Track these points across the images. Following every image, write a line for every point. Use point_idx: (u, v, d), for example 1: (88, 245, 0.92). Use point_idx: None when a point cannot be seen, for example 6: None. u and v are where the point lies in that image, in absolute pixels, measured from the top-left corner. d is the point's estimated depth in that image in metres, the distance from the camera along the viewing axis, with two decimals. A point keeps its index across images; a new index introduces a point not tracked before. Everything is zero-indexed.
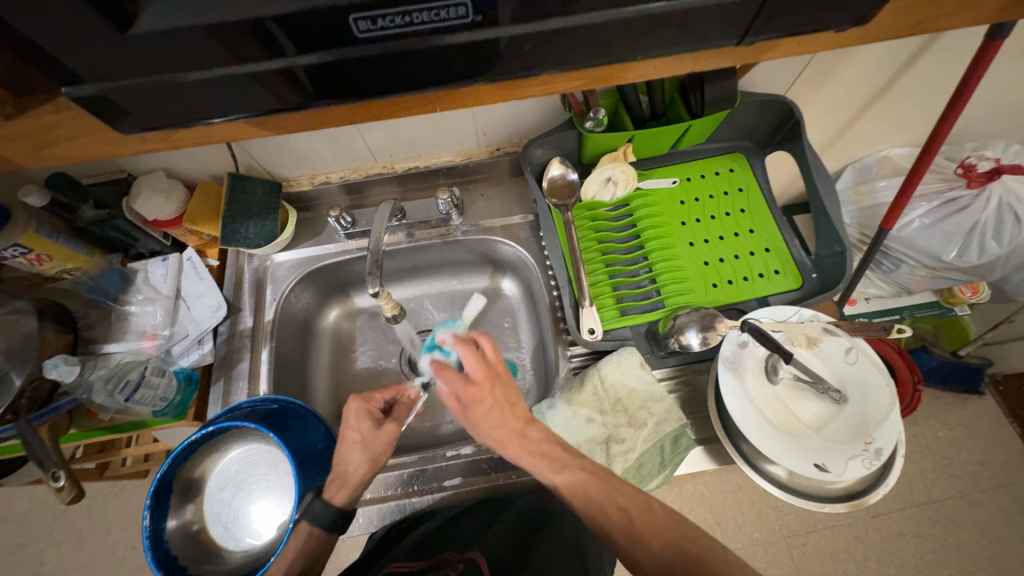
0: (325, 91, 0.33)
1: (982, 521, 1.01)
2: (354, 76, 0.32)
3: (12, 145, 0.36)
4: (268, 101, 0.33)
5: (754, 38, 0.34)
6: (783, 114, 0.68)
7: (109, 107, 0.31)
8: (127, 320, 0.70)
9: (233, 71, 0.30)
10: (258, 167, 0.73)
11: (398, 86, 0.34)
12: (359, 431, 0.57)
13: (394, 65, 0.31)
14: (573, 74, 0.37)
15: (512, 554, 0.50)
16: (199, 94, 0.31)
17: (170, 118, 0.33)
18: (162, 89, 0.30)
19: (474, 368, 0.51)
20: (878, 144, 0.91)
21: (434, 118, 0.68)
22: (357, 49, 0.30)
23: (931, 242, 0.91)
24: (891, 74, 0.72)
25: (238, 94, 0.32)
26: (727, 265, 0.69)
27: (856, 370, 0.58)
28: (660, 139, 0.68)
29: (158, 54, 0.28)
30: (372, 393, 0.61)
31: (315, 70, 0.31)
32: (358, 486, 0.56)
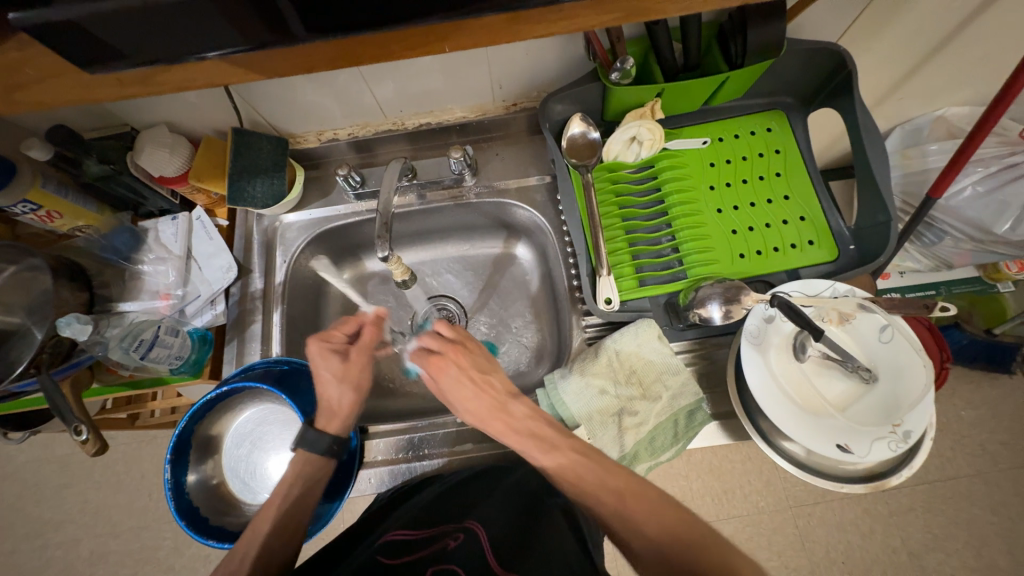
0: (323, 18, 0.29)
1: (997, 499, 0.99)
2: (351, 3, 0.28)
3: None
4: (258, 30, 0.30)
5: None
6: (834, 65, 0.61)
7: (85, 40, 0.28)
8: (140, 278, 0.69)
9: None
10: (263, 123, 0.70)
11: (409, 12, 0.30)
12: (328, 372, 0.57)
13: None
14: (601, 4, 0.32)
15: (517, 523, 0.50)
16: (176, 21, 0.28)
17: (148, 51, 0.30)
18: (135, 14, 0.27)
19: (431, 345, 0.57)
20: (933, 103, 0.83)
21: (445, 70, 0.64)
22: None
23: (982, 212, 0.84)
24: (959, 21, 0.64)
25: (226, 21, 0.29)
26: (757, 234, 0.64)
27: (890, 349, 0.54)
28: (693, 94, 0.62)
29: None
30: (329, 330, 0.59)
31: None
32: (343, 413, 0.58)
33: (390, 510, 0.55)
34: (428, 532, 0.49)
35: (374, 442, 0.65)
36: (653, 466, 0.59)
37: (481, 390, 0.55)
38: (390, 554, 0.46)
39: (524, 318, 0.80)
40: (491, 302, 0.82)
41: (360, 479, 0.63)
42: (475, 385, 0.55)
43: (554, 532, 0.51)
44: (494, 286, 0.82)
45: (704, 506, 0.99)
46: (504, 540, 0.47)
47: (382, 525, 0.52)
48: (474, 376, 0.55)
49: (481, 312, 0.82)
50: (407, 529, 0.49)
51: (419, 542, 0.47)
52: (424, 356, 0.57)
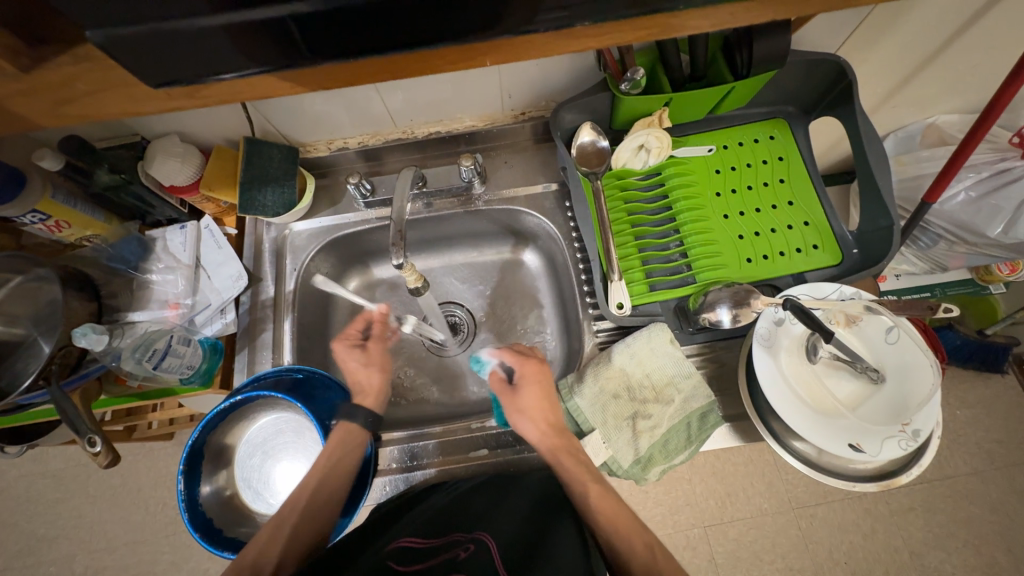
0: (368, 28, 0.31)
1: (994, 497, 1.01)
2: (394, 21, 0.31)
3: (32, 102, 0.36)
4: (304, 46, 0.32)
5: None
6: (834, 75, 0.63)
7: (137, 54, 0.30)
8: (149, 288, 0.69)
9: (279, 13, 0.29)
10: (274, 132, 0.71)
11: (449, 22, 0.32)
12: (353, 358, 0.66)
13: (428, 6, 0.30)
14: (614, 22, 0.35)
15: (525, 534, 0.51)
16: (223, 38, 0.30)
17: (198, 65, 0.32)
18: (199, 34, 0.30)
19: (524, 364, 0.63)
20: (925, 110, 0.86)
21: (456, 80, 0.65)
22: None
23: (975, 216, 0.86)
24: (951, 33, 0.66)
25: (278, 39, 0.31)
26: (763, 239, 0.66)
27: (897, 349, 0.55)
28: (699, 103, 0.64)
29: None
30: (348, 328, 0.68)
31: (344, 14, 0.30)
32: (374, 394, 0.65)
33: (397, 516, 0.55)
34: (437, 541, 0.49)
35: (387, 450, 0.65)
36: (668, 469, 0.60)
37: (551, 402, 0.61)
38: (401, 561, 0.46)
39: (533, 323, 0.80)
40: (500, 308, 0.82)
41: (375, 487, 0.63)
42: (547, 394, 0.61)
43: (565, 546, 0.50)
44: (503, 292, 0.83)
45: (709, 509, 1.00)
46: (513, 552, 0.48)
47: (390, 530, 0.52)
48: (549, 387, 0.62)
49: (490, 319, 0.82)
50: (416, 535, 0.49)
51: (430, 550, 0.47)
52: (513, 356, 0.65)
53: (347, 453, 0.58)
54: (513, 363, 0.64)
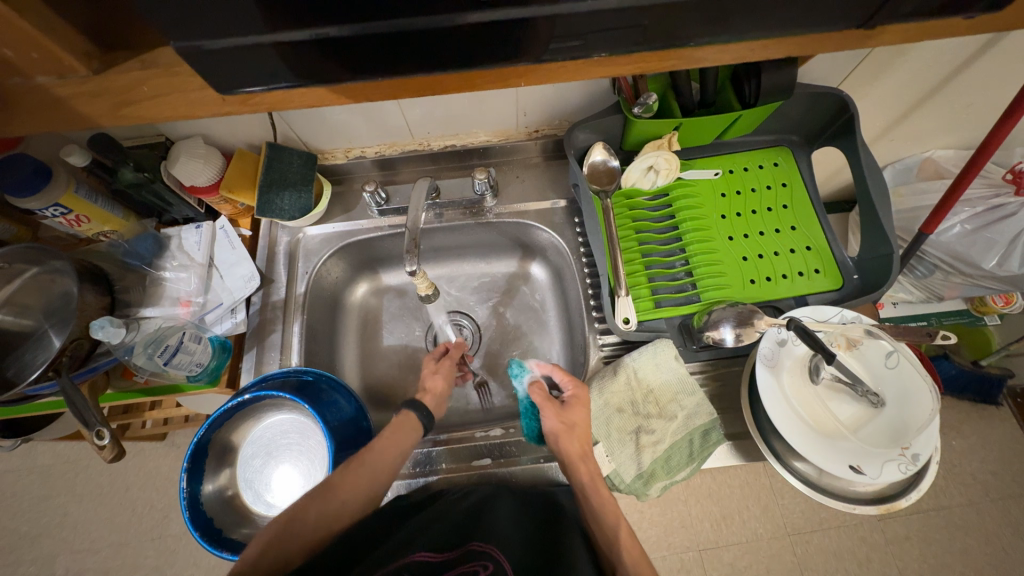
0: (408, 51, 0.33)
1: (988, 529, 1.01)
2: (436, 46, 0.33)
3: (95, 103, 0.38)
4: (348, 65, 0.34)
5: (805, 28, 0.35)
6: (837, 108, 0.66)
7: (204, 64, 0.32)
8: (161, 285, 0.70)
9: (331, 33, 0.31)
10: (294, 138, 0.73)
11: (484, 50, 0.34)
12: (429, 367, 0.69)
13: (470, 33, 0.32)
14: (634, 56, 0.37)
15: (533, 557, 0.51)
16: (282, 54, 0.32)
17: (249, 79, 0.34)
18: (254, 51, 0.32)
19: (573, 383, 0.63)
20: (921, 145, 0.89)
21: (474, 96, 0.67)
22: (443, 18, 0.31)
23: (970, 249, 0.88)
24: (947, 74, 0.70)
25: (326, 58, 0.33)
26: (766, 262, 0.67)
27: (896, 374, 0.56)
28: (707, 128, 0.66)
29: (252, 7, 0.29)
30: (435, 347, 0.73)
31: (394, 37, 0.32)
32: (435, 405, 0.65)
33: (399, 522, 0.55)
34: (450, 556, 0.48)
35: None
36: (670, 485, 0.60)
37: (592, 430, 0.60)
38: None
39: (537, 336, 0.81)
40: (505, 320, 0.83)
41: None
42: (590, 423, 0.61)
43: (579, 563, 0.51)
44: (509, 303, 0.84)
45: (703, 532, 0.99)
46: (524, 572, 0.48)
47: (392, 539, 0.51)
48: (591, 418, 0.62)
49: (494, 330, 0.83)
50: (433, 550, 0.48)
51: (446, 564, 0.47)
52: (559, 374, 0.64)
53: (403, 438, 0.58)
54: (560, 378, 0.63)
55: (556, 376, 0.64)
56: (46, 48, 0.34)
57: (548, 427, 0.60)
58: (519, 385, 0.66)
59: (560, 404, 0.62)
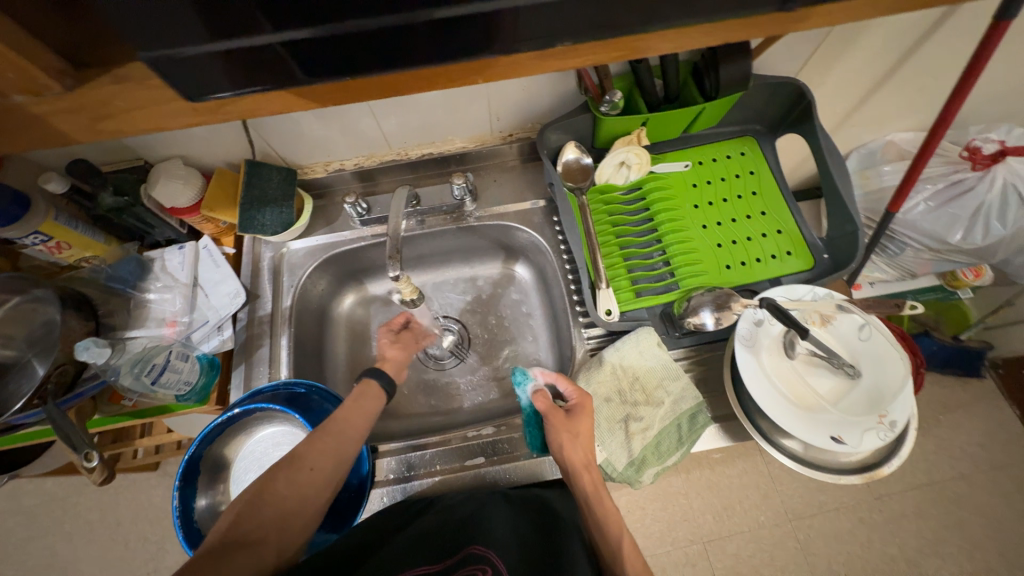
0: (377, 51, 0.35)
1: (981, 500, 1.03)
2: (393, 43, 0.35)
3: (73, 119, 0.39)
4: (320, 66, 0.36)
5: (748, 11, 0.37)
6: (795, 97, 0.69)
7: (174, 72, 0.34)
8: (146, 307, 0.70)
9: (303, 36, 0.33)
10: (274, 155, 0.74)
11: (450, 46, 0.36)
12: (387, 338, 0.68)
13: (425, 31, 0.35)
14: (600, 45, 0.38)
15: (529, 555, 0.52)
16: (244, 58, 0.34)
17: (218, 86, 0.36)
18: (230, 55, 0.34)
19: (579, 393, 0.62)
20: (881, 129, 0.93)
21: (448, 105, 0.69)
22: (398, 16, 0.33)
23: (935, 225, 0.92)
24: (897, 58, 0.73)
25: (297, 59, 0.35)
26: (740, 247, 0.70)
27: (869, 346, 0.58)
28: (674, 122, 0.69)
29: (227, 13, 0.31)
30: (391, 318, 0.71)
31: (354, 37, 0.34)
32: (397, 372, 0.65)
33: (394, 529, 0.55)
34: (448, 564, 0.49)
35: (384, 461, 0.65)
36: (662, 470, 0.61)
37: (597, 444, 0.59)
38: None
39: (526, 335, 0.82)
40: (492, 322, 0.84)
41: (372, 499, 0.63)
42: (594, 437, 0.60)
43: (581, 564, 0.52)
44: (496, 304, 0.85)
45: (706, 524, 1.00)
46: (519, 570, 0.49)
47: (386, 546, 0.51)
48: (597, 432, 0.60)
49: (482, 332, 0.84)
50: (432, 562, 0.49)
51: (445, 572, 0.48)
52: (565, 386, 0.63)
53: (367, 404, 0.58)
54: (566, 388, 0.63)
55: (562, 386, 0.63)
56: (24, 70, 0.34)
57: (552, 433, 0.59)
58: (523, 392, 0.64)
59: (565, 412, 0.61)
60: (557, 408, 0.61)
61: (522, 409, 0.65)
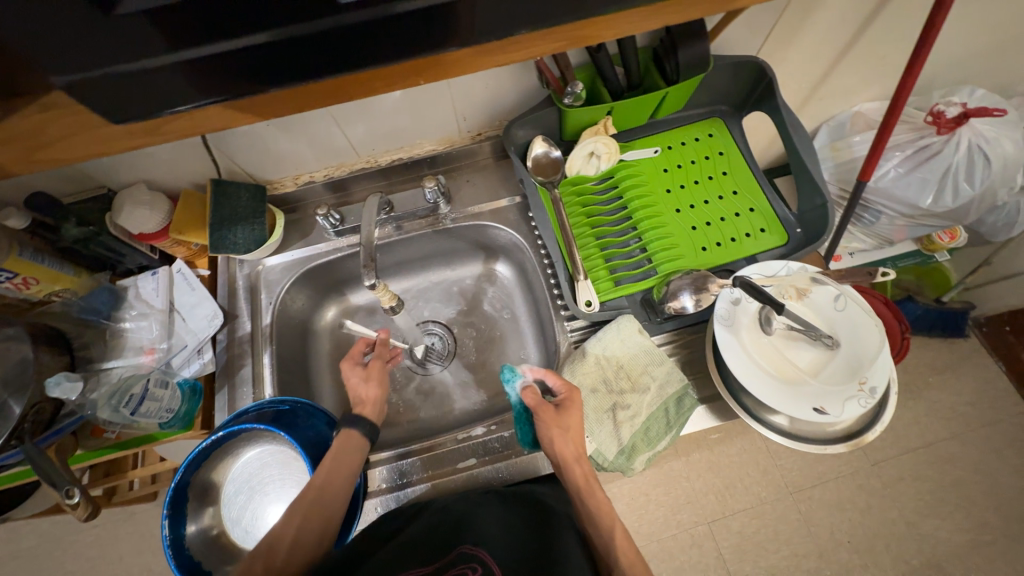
0: (330, 60, 0.34)
1: (975, 457, 1.06)
2: (329, 47, 0.33)
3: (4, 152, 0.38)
4: (269, 77, 0.34)
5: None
6: (756, 75, 0.69)
7: (95, 98, 0.32)
8: (123, 336, 0.69)
9: (242, 46, 0.31)
10: (240, 172, 0.73)
11: (405, 46, 0.34)
12: (357, 375, 0.66)
13: (362, 35, 0.32)
14: (571, 27, 0.37)
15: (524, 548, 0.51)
16: (168, 77, 0.32)
17: (148, 108, 0.34)
18: (155, 73, 0.31)
19: (567, 387, 0.61)
20: (848, 100, 0.94)
21: (412, 108, 0.69)
22: (328, 18, 0.30)
23: (907, 191, 0.93)
24: (855, 29, 0.74)
25: (238, 74, 0.33)
26: (714, 228, 0.70)
27: (845, 315, 0.59)
28: (639, 109, 0.69)
29: (150, 27, 0.29)
30: (351, 348, 0.69)
31: (286, 43, 0.32)
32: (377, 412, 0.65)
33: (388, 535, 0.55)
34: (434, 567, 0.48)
35: (376, 470, 0.65)
36: (653, 456, 0.61)
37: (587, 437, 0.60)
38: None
39: (511, 333, 0.82)
40: (477, 323, 0.84)
41: (367, 510, 0.63)
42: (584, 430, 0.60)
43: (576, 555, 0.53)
44: (479, 305, 0.85)
45: (710, 505, 1.00)
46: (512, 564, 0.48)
47: (378, 553, 0.51)
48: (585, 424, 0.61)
49: (468, 334, 0.84)
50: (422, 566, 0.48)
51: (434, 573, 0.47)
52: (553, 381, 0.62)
53: (347, 460, 0.58)
54: (555, 383, 0.62)
55: (551, 381, 0.62)
56: None
57: (543, 430, 0.59)
58: (512, 390, 0.63)
59: (554, 407, 0.60)
60: (546, 403, 0.61)
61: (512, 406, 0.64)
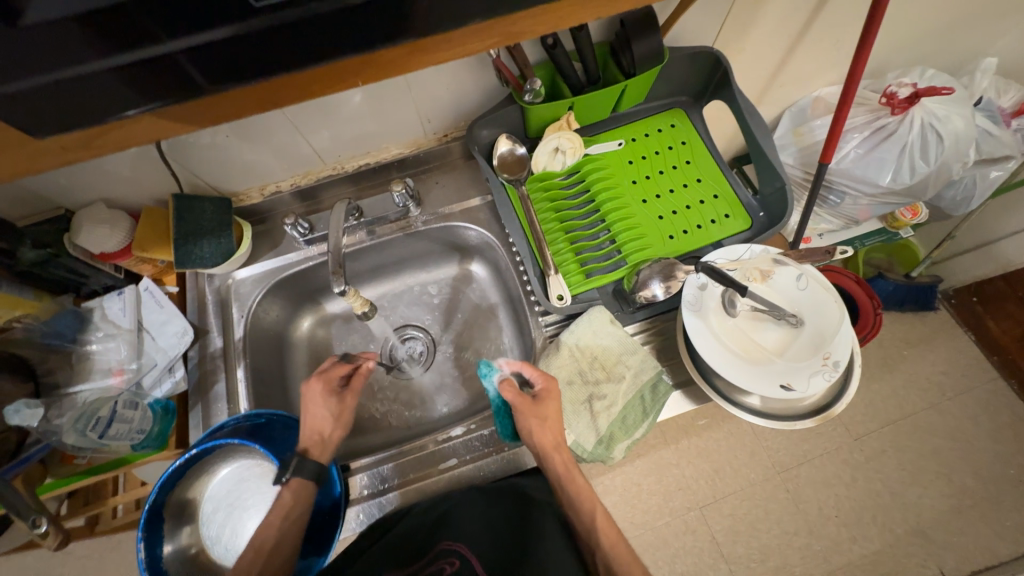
0: (261, 64, 0.33)
1: (951, 425, 1.09)
2: (258, 50, 0.32)
3: None
4: (201, 83, 0.33)
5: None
6: (712, 64, 0.71)
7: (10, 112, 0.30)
8: (89, 359, 0.67)
9: (164, 50, 0.30)
10: (203, 185, 0.72)
11: (343, 47, 0.33)
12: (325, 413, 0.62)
13: (290, 38, 0.32)
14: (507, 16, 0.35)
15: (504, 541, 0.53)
16: (86, 89, 0.31)
17: (65, 119, 0.32)
18: (71, 84, 0.30)
19: (544, 377, 0.61)
20: (807, 85, 0.96)
21: (374, 112, 0.68)
22: (250, 20, 0.30)
23: (867, 171, 0.95)
24: (806, 16, 0.76)
25: (163, 81, 0.32)
26: (681, 216, 0.71)
27: (807, 294, 0.61)
28: (600, 103, 0.70)
29: (66, 34, 0.29)
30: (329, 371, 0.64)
31: (213, 49, 0.31)
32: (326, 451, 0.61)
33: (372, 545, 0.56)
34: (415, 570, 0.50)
35: (357, 477, 0.65)
36: (631, 444, 0.62)
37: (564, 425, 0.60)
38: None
39: (490, 333, 0.82)
40: (456, 324, 0.84)
41: (349, 518, 0.63)
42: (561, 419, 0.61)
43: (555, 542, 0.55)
44: (457, 305, 0.85)
45: (701, 490, 1.01)
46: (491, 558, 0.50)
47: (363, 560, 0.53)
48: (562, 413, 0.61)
49: (447, 335, 0.84)
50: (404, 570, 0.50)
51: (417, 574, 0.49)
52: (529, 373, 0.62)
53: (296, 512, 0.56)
54: (531, 374, 0.62)
55: (527, 373, 0.62)
56: None
57: (521, 422, 0.59)
58: (490, 384, 0.63)
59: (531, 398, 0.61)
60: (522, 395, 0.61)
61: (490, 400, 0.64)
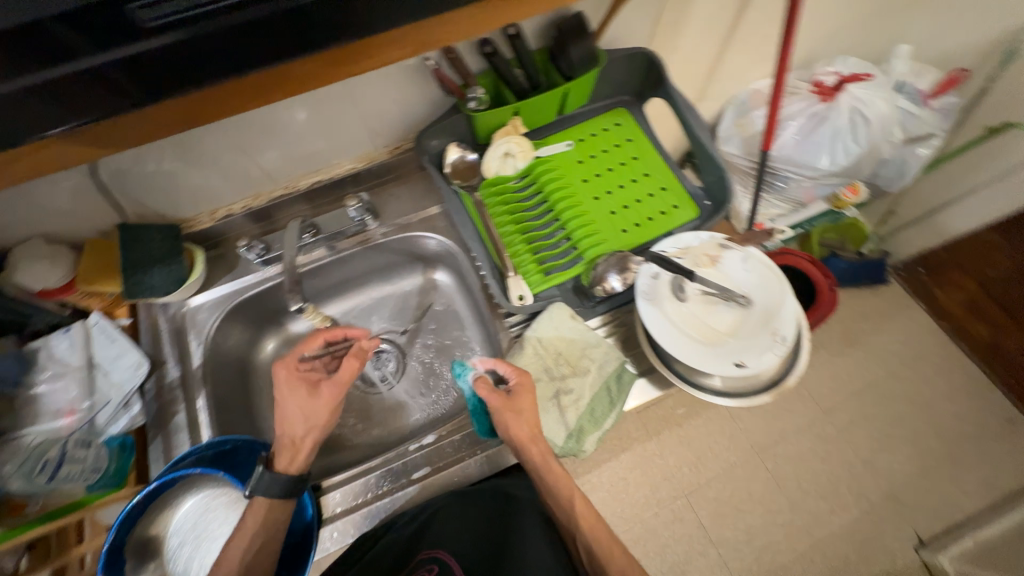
0: (169, 81, 0.34)
1: (911, 390, 1.15)
2: (165, 68, 0.33)
3: None
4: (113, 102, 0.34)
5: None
6: (648, 64, 0.75)
7: None
8: (36, 402, 0.64)
9: (63, 72, 0.32)
10: (150, 213, 0.70)
11: (251, 61, 0.35)
12: (293, 401, 0.60)
13: (194, 55, 0.33)
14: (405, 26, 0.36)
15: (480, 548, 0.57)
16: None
17: None
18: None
19: (517, 372, 0.62)
20: (744, 79, 1.01)
21: (322, 128, 0.69)
22: (149, 40, 0.32)
23: (805, 156, 1.01)
24: (733, 14, 0.80)
25: (69, 104, 0.33)
26: (631, 210, 0.74)
27: (753, 275, 0.64)
28: (544, 106, 0.72)
29: None
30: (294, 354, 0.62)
31: (119, 70, 0.32)
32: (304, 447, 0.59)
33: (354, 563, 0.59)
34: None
35: (329, 496, 0.64)
36: (601, 435, 0.63)
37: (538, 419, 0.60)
38: None
39: (458, 339, 0.83)
40: (424, 334, 0.84)
41: (322, 539, 0.61)
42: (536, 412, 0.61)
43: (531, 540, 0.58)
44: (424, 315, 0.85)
45: None
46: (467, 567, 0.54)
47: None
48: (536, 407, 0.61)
49: (417, 346, 0.84)
50: None
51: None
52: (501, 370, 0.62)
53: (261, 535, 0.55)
54: (506, 370, 0.62)
55: (501, 369, 0.62)
56: None
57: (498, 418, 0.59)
58: (465, 384, 0.63)
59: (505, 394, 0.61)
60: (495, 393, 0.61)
61: (467, 400, 0.64)
